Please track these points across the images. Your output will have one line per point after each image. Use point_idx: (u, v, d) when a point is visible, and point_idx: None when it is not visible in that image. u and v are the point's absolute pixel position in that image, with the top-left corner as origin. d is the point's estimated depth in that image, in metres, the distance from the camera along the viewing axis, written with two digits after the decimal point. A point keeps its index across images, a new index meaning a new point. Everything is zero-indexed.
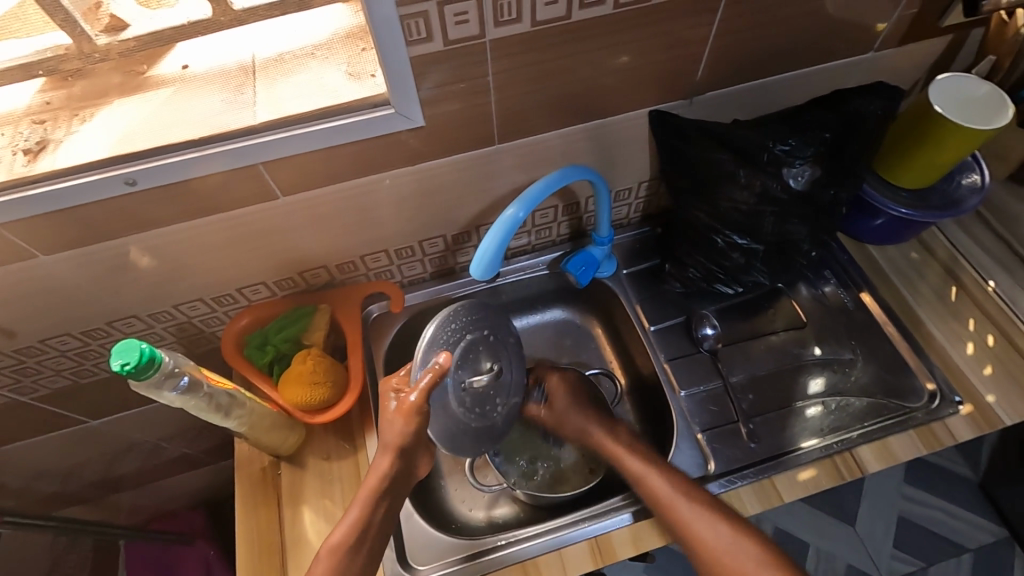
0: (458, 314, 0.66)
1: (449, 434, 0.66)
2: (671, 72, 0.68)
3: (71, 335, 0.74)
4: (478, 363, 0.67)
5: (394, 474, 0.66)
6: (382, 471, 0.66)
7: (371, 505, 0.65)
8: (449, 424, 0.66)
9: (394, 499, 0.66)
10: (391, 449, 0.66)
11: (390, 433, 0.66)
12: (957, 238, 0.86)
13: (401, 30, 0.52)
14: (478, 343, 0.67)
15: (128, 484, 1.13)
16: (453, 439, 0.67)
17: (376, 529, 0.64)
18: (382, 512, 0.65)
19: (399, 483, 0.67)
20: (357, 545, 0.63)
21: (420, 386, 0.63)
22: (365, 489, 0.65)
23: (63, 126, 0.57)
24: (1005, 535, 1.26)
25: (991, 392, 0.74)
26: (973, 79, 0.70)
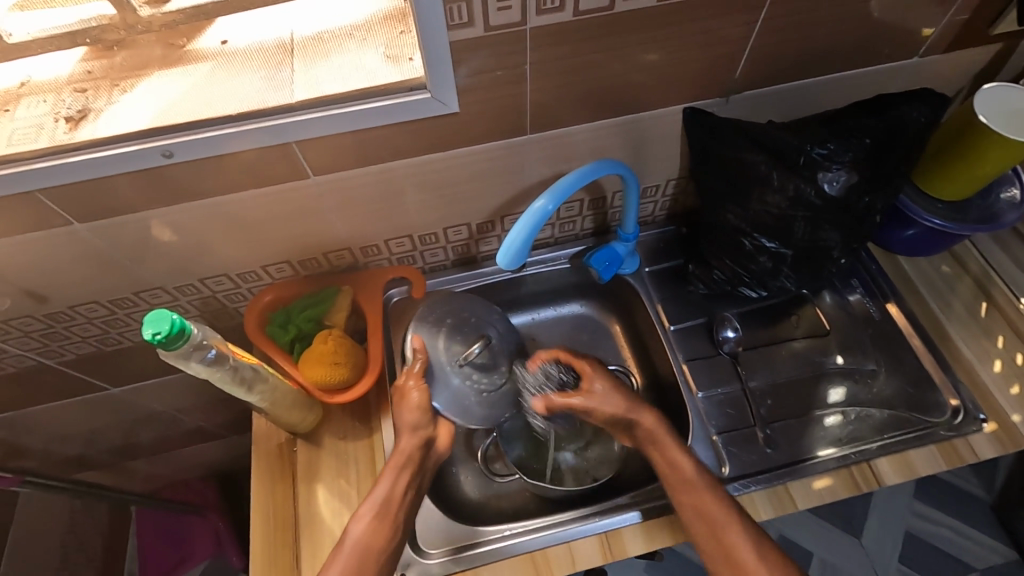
0: (429, 309, 0.76)
1: (465, 407, 0.72)
2: (710, 69, 0.67)
3: (99, 303, 0.76)
4: (466, 339, 0.75)
5: (417, 449, 0.68)
6: (403, 450, 0.67)
7: (396, 480, 0.66)
8: (462, 397, 0.73)
9: (418, 473, 0.67)
10: (408, 428, 0.69)
11: (402, 417, 0.69)
12: (991, 253, 0.84)
13: (443, 14, 0.52)
14: (458, 326, 0.76)
15: (144, 452, 1.15)
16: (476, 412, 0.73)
17: (403, 505, 0.65)
18: (407, 488, 0.66)
19: (422, 460, 0.68)
20: (383, 519, 0.63)
21: (407, 371, 0.72)
22: (389, 465, 0.67)
23: (104, 96, 0.58)
24: (1016, 558, 1.24)
25: (1017, 411, 0.73)
26: (1021, 91, 0.68)
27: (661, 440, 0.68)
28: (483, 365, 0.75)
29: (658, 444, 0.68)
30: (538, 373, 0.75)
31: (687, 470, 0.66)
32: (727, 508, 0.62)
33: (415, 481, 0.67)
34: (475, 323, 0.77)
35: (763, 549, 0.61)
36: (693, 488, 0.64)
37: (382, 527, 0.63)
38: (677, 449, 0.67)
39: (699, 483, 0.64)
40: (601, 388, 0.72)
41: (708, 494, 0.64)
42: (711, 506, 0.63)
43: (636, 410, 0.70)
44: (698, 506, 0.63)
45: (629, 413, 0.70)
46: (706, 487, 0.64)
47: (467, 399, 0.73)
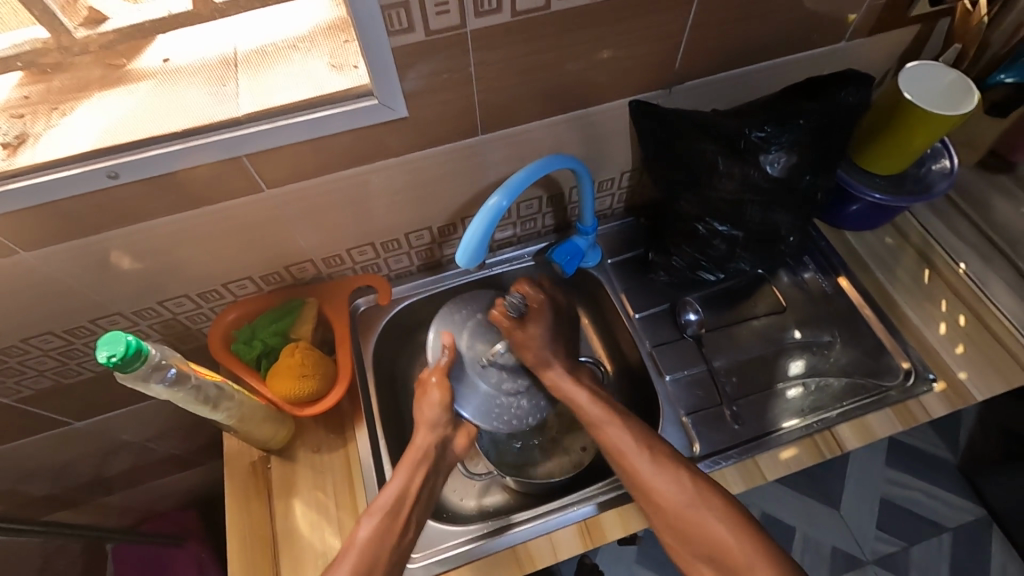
0: (458, 305, 0.80)
1: (488, 409, 0.74)
2: (651, 62, 0.69)
3: (54, 334, 0.74)
4: (490, 339, 0.78)
5: (434, 446, 0.71)
6: (418, 445, 0.70)
7: (412, 474, 0.68)
8: (476, 394, 0.74)
9: (433, 470, 0.70)
10: (427, 424, 0.72)
11: (423, 411, 0.73)
12: (930, 223, 0.89)
13: (382, 20, 0.53)
14: (483, 327, 0.79)
15: (115, 486, 1.12)
16: (476, 409, 0.74)
17: (417, 500, 0.67)
18: (422, 484, 0.68)
19: (438, 458, 0.71)
20: (398, 513, 0.65)
21: (438, 364, 0.75)
22: (405, 461, 0.69)
23: (42, 120, 0.57)
24: (984, 514, 1.30)
25: (963, 369, 0.77)
26: (939, 67, 0.73)
27: (564, 386, 0.74)
28: (506, 367, 0.76)
29: (560, 391, 0.74)
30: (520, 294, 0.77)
31: (593, 411, 0.72)
32: (633, 439, 0.67)
33: (430, 479, 0.69)
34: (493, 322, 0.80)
35: (673, 474, 0.64)
36: (601, 425, 0.70)
37: (396, 517, 0.64)
38: (582, 398, 0.73)
39: (602, 419, 0.70)
40: (537, 332, 0.76)
41: (613, 430, 0.69)
42: (616, 439, 0.68)
43: (546, 365, 0.75)
44: (606, 439, 0.69)
45: (540, 363, 0.75)
46: (614, 423, 0.70)
47: (477, 395, 0.75)
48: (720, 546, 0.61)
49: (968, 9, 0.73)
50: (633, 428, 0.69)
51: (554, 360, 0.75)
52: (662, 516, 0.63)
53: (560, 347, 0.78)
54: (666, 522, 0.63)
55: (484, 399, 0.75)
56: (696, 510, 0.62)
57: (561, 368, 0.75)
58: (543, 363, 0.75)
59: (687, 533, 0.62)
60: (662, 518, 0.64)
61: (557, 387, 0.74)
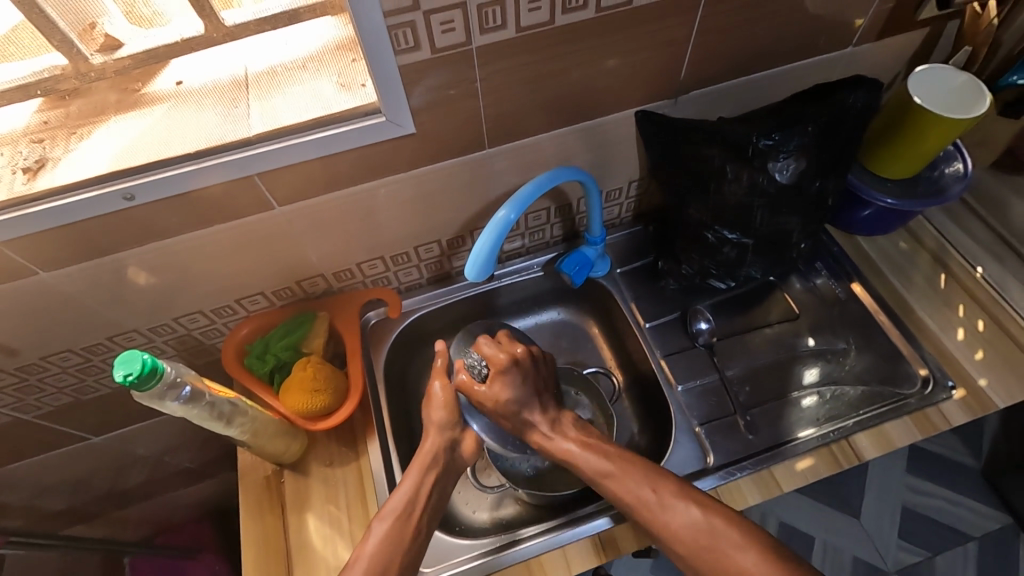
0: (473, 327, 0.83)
1: (496, 427, 0.75)
2: (657, 72, 0.69)
3: (72, 352, 0.75)
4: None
5: (443, 449, 0.71)
6: (427, 449, 0.70)
7: (422, 480, 0.68)
8: (481, 408, 0.76)
9: (444, 473, 0.70)
10: (435, 426, 0.72)
11: (431, 413, 0.73)
12: (945, 226, 0.88)
13: (389, 40, 0.54)
14: None
15: (132, 500, 1.14)
16: (483, 421, 0.75)
17: (427, 503, 0.67)
18: (433, 488, 0.68)
19: (448, 462, 0.71)
20: (408, 519, 0.64)
21: (440, 368, 0.75)
22: (416, 463, 0.69)
23: (61, 144, 0.58)
24: (1010, 522, 1.27)
25: (983, 376, 0.75)
26: (951, 70, 0.72)
27: (553, 445, 0.71)
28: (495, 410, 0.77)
29: (549, 449, 0.71)
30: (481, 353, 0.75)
31: (591, 465, 0.67)
32: (641, 483, 0.64)
33: (440, 482, 0.69)
34: None
35: (687, 511, 0.61)
36: (602, 479, 0.66)
37: (404, 522, 0.64)
38: (576, 454, 0.69)
39: (610, 474, 0.66)
40: (505, 392, 0.72)
41: (615, 480, 0.65)
42: (621, 486, 0.64)
43: (528, 424, 0.73)
44: (611, 493, 0.65)
45: (524, 425, 0.73)
46: (619, 476, 0.65)
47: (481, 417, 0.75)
48: None
49: (977, 11, 0.75)
50: (638, 471, 0.65)
51: (530, 420, 0.73)
52: (687, 559, 0.60)
53: (539, 398, 0.74)
54: (696, 566, 0.60)
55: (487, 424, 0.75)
56: (715, 550, 0.59)
57: (544, 426, 0.73)
58: (521, 426, 0.73)
59: None
60: (681, 558, 0.61)
61: (544, 447, 0.72)
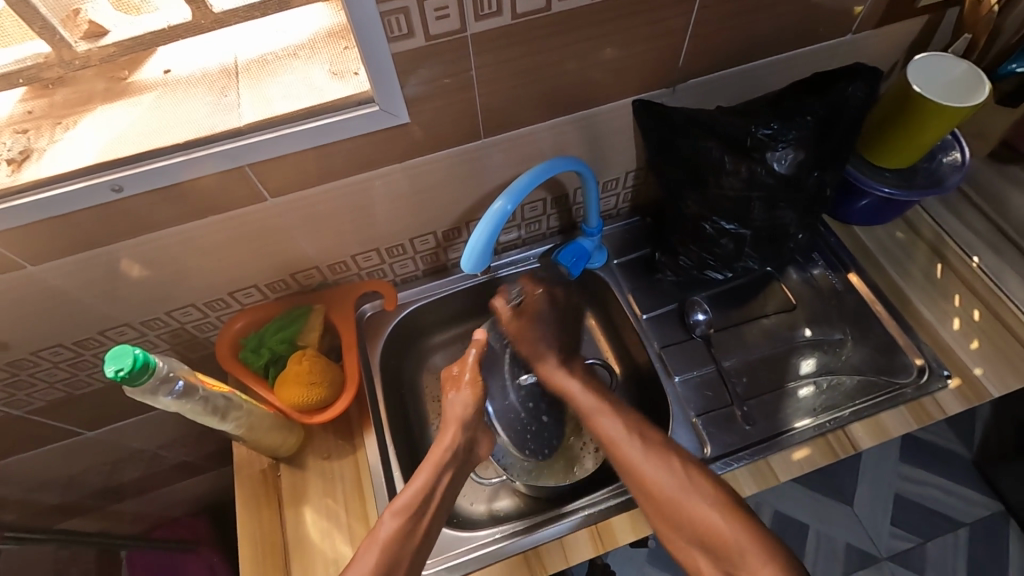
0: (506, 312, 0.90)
1: (510, 419, 0.84)
2: (654, 60, 0.68)
3: (64, 346, 0.74)
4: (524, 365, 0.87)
5: (459, 448, 0.72)
6: (445, 445, 0.72)
7: (437, 476, 0.69)
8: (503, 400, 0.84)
9: (457, 472, 0.71)
10: (455, 421, 0.74)
11: (454, 408, 0.76)
12: (942, 217, 0.88)
13: (382, 27, 0.53)
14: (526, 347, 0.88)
15: (127, 494, 1.13)
16: (501, 412, 0.84)
17: (440, 500, 0.68)
18: (446, 484, 0.69)
19: (463, 459, 0.72)
20: (422, 513, 0.65)
21: (467, 360, 0.78)
22: (431, 460, 0.70)
23: (46, 134, 0.57)
24: (1000, 509, 1.28)
25: (979, 365, 0.76)
26: (949, 58, 0.71)
27: (556, 377, 0.80)
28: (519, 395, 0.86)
29: (553, 382, 0.80)
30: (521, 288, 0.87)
31: (586, 400, 0.76)
32: (626, 429, 0.70)
33: (453, 479, 0.70)
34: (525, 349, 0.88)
35: (664, 460, 0.66)
36: (592, 414, 0.74)
37: (414, 516, 0.65)
38: (575, 390, 0.78)
39: (594, 408, 0.75)
40: (528, 321, 0.84)
41: (606, 421, 0.72)
42: (610, 428, 0.71)
43: (543, 360, 0.82)
44: (600, 431, 0.72)
45: (537, 354, 0.83)
46: (607, 413, 0.73)
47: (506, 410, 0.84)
48: (714, 534, 0.61)
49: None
50: (624, 418, 0.72)
51: (547, 354, 0.82)
52: (654, 505, 0.64)
53: (555, 337, 0.85)
54: (659, 512, 0.64)
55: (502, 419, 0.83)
56: (686, 493, 0.63)
57: (554, 360, 0.82)
58: (536, 356, 0.83)
59: (682, 522, 0.62)
60: (651, 503, 0.64)
61: (551, 377, 0.81)
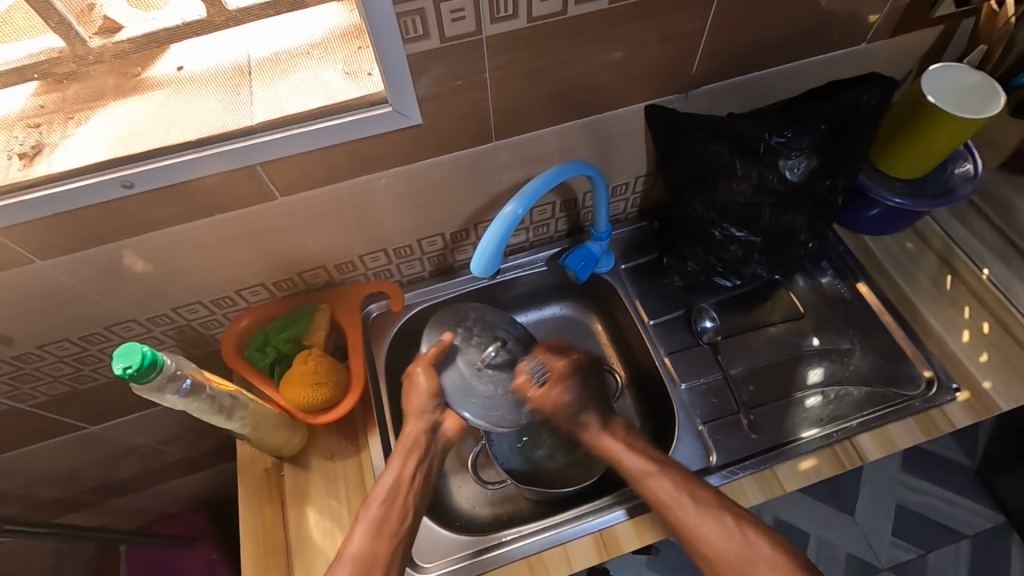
0: (444, 313, 0.77)
1: (489, 410, 0.70)
2: (667, 66, 0.68)
3: (70, 341, 0.74)
4: (480, 343, 0.74)
5: (425, 436, 0.71)
6: (409, 434, 0.71)
7: (405, 464, 0.69)
8: (474, 397, 0.71)
9: (426, 458, 0.70)
10: (414, 413, 0.72)
11: (410, 401, 0.73)
12: (951, 227, 0.87)
13: (398, 28, 0.52)
14: (482, 328, 0.76)
15: (129, 489, 1.13)
16: (480, 408, 0.70)
17: (413, 488, 0.68)
18: (416, 470, 0.69)
19: (430, 445, 0.71)
20: (393, 502, 0.66)
21: (426, 357, 0.74)
22: (398, 449, 0.70)
23: (58, 129, 0.57)
24: (1002, 520, 1.27)
25: (988, 378, 0.75)
26: (965, 69, 0.71)
27: (602, 443, 0.72)
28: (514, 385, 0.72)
29: (598, 447, 0.72)
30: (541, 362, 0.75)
31: (632, 463, 0.69)
32: (676, 489, 0.65)
33: (422, 467, 0.70)
34: (483, 325, 0.77)
35: (717, 517, 0.63)
36: (642, 477, 0.67)
37: (384, 504, 0.65)
38: (621, 452, 0.70)
39: (647, 471, 0.67)
40: (564, 397, 0.74)
41: (654, 481, 0.66)
42: (659, 487, 0.66)
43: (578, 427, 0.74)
44: (649, 493, 0.66)
45: (574, 422, 0.74)
46: (656, 475, 0.67)
47: (473, 404, 0.70)
48: None
49: (994, 8, 0.72)
50: (674, 476, 0.66)
51: (585, 422, 0.74)
52: (715, 568, 0.62)
53: (593, 404, 0.75)
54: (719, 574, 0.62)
55: (487, 409, 0.70)
56: (743, 550, 0.61)
57: (595, 425, 0.74)
58: (575, 426, 0.74)
59: None
60: (707, 563, 0.62)
61: (592, 444, 0.73)
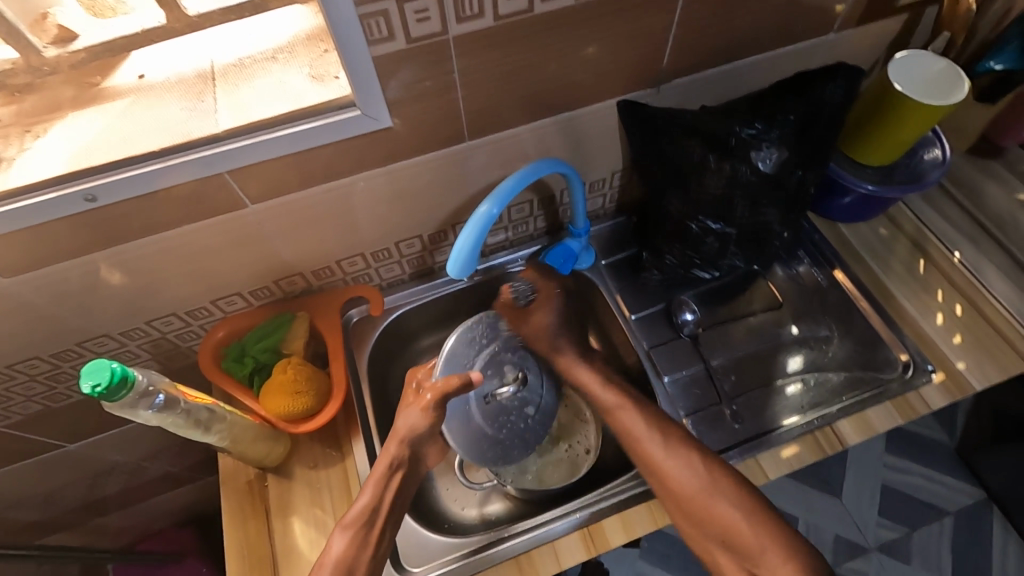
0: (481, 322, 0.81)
1: (476, 444, 0.77)
2: (638, 61, 0.68)
3: (40, 359, 0.72)
4: (500, 377, 0.81)
5: (404, 460, 0.71)
6: (390, 455, 0.70)
7: (384, 485, 0.68)
8: (470, 430, 0.77)
9: (408, 477, 0.71)
10: (403, 432, 0.72)
11: (403, 421, 0.73)
12: (923, 212, 0.89)
13: (361, 30, 0.52)
14: (500, 355, 0.81)
15: (112, 506, 1.11)
16: (468, 437, 0.77)
17: (390, 511, 0.67)
18: (395, 492, 0.69)
19: (413, 463, 0.72)
20: (372, 524, 0.65)
21: (440, 386, 0.73)
22: (377, 471, 0.69)
23: (15, 143, 0.55)
24: (983, 496, 1.30)
25: (961, 359, 0.77)
26: (929, 56, 0.72)
27: (577, 373, 0.80)
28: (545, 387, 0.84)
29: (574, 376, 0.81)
30: (527, 281, 0.85)
31: (607, 397, 0.76)
32: (646, 424, 0.71)
33: (403, 487, 0.70)
34: (514, 354, 0.83)
35: (686, 458, 0.67)
36: (615, 409, 0.74)
37: (358, 529, 0.64)
38: (597, 387, 0.78)
39: (617, 405, 0.75)
40: (545, 319, 0.82)
41: (630, 418, 0.73)
42: (631, 421, 0.72)
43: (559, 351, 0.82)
44: (619, 424, 0.73)
45: (554, 345, 0.82)
46: (627, 407, 0.74)
47: (470, 444, 0.76)
48: (733, 530, 0.66)
49: None
50: (645, 414, 0.72)
51: (565, 348, 0.82)
52: (675, 501, 0.66)
53: (571, 330, 0.84)
54: (678, 510, 0.66)
55: (510, 451, 0.79)
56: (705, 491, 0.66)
57: (573, 353, 0.82)
58: (555, 350, 0.82)
59: (705, 521, 0.66)
60: (670, 499, 0.67)
61: (572, 371, 0.81)
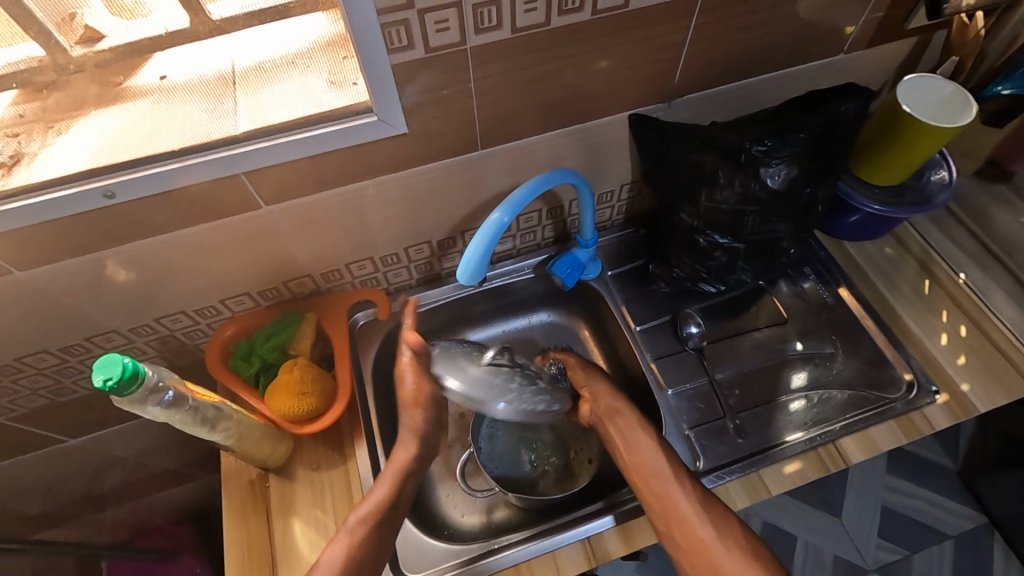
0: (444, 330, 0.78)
1: (492, 385, 0.66)
2: (651, 75, 0.69)
3: (49, 352, 0.73)
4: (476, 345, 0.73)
5: (411, 466, 0.70)
6: (407, 452, 0.70)
7: (401, 480, 0.69)
8: (474, 372, 0.67)
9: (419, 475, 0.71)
10: (411, 429, 0.71)
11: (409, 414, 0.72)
12: (929, 233, 0.89)
13: (382, 38, 0.53)
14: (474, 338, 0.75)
15: (109, 503, 1.11)
16: (479, 378, 0.66)
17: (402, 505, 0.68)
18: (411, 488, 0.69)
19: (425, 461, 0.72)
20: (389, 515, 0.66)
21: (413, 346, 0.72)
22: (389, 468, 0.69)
23: (38, 139, 0.56)
24: (985, 522, 1.29)
25: (966, 381, 0.77)
26: (939, 80, 0.73)
27: (629, 432, 0.71)
28: (550, 376, 0.75)
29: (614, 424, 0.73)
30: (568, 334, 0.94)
31: (635, 434, 0.71)
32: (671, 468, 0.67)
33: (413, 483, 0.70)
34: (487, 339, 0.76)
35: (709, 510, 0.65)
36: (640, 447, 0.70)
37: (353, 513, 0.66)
38: (633, 434, 0.71)
39: (643, 446, 0.70)
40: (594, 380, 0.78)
41: (653, 460, 0.68)
42: (654, 463, 0.68)
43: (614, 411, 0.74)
44: (640, 465, 0.69)
45: (607, 405, 0.75)
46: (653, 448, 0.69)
47: (462, 373, 0.67)
48: None
49: (964, 22, 0.76)
50: (669, 456, 0.69)
51: (625, 409, 0.74)
52: (696, 556, 0.63)
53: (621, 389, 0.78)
54: (698, 564, 0.63)
55: (510, 392, 0.66)
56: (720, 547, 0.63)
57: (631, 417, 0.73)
58: (611, 412, 0.74)
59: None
60: (682, 552, 0.64)
61: (614, 417, 0.74)
